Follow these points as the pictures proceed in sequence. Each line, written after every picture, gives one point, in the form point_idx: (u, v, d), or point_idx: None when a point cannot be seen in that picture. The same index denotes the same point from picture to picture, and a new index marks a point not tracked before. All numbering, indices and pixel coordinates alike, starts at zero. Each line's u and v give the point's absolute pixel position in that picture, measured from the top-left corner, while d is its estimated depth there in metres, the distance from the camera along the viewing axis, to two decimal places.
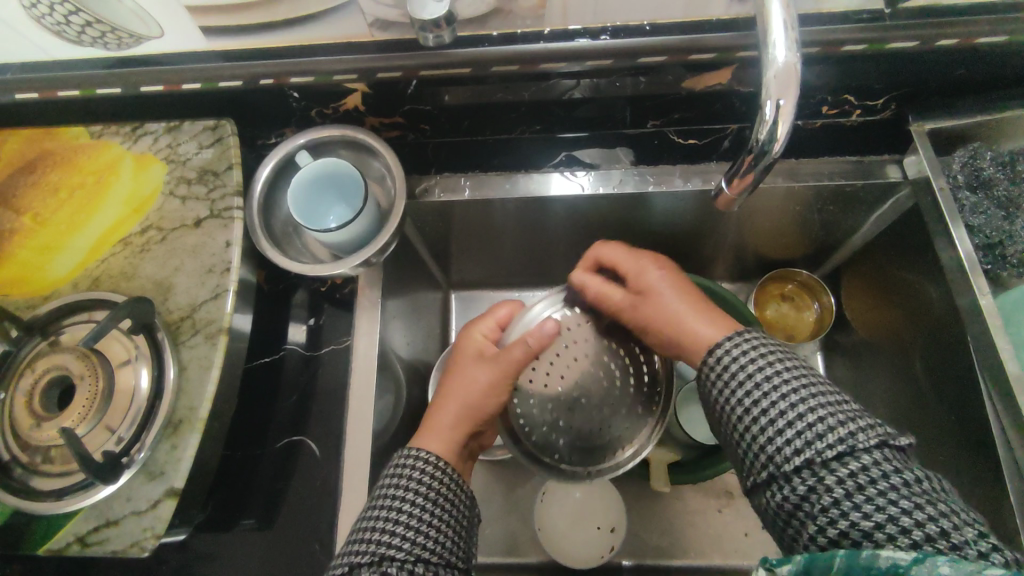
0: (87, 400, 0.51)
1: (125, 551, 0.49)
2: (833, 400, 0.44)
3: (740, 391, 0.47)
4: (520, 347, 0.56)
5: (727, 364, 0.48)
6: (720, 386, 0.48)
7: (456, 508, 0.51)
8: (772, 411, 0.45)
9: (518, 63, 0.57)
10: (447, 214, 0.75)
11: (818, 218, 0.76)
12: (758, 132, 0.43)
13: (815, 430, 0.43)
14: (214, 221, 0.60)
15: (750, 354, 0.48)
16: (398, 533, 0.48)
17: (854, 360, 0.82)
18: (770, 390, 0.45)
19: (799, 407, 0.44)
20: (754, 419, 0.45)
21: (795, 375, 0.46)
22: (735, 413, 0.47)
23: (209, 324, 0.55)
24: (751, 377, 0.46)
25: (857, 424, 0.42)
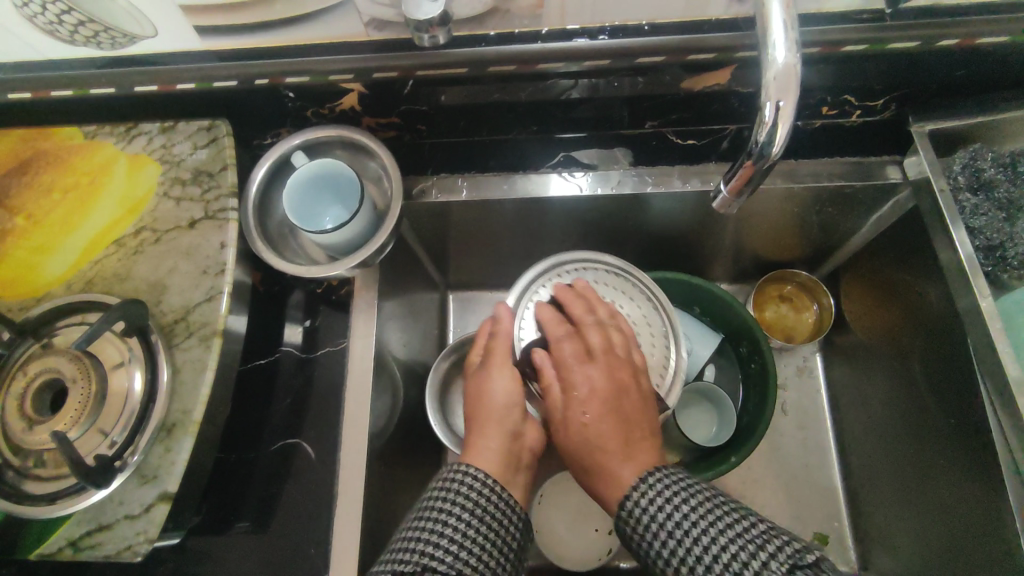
0: (79, 403, 0.51)
1: (118, 556, 0.48)
2: (746, 527, 0.45)
3: (656, 540, 0.46)
4: (500, 342, 0.62)
5: (638, 516, 0.48)
6: (638, 537, 0.47)
7: (505, 529, 0.51)
8: (692, 552, 0.44)
9: (515, 63, 0.56)
10: (444, 215, 0.75)
11: (818, 219, 0.76)
12: (757, 136, 0.42)
13: (735, 562, 0.43)
14: (208, 222, 0.59)
15: (661, 497, 0.48)
16: (442, 547, 0.48)
17: (853, 362, 0.82)
18: (683, 533, 0.45)
19: (713, 544, 0.44)
20: (676, 565, 0.45)
21: (707, 507, 0.46)
22: (659, 561, 0.46)
23: (204, 326, 0.55)
24: (663, 525, 0.46)
25: (769, 549, 0.43)
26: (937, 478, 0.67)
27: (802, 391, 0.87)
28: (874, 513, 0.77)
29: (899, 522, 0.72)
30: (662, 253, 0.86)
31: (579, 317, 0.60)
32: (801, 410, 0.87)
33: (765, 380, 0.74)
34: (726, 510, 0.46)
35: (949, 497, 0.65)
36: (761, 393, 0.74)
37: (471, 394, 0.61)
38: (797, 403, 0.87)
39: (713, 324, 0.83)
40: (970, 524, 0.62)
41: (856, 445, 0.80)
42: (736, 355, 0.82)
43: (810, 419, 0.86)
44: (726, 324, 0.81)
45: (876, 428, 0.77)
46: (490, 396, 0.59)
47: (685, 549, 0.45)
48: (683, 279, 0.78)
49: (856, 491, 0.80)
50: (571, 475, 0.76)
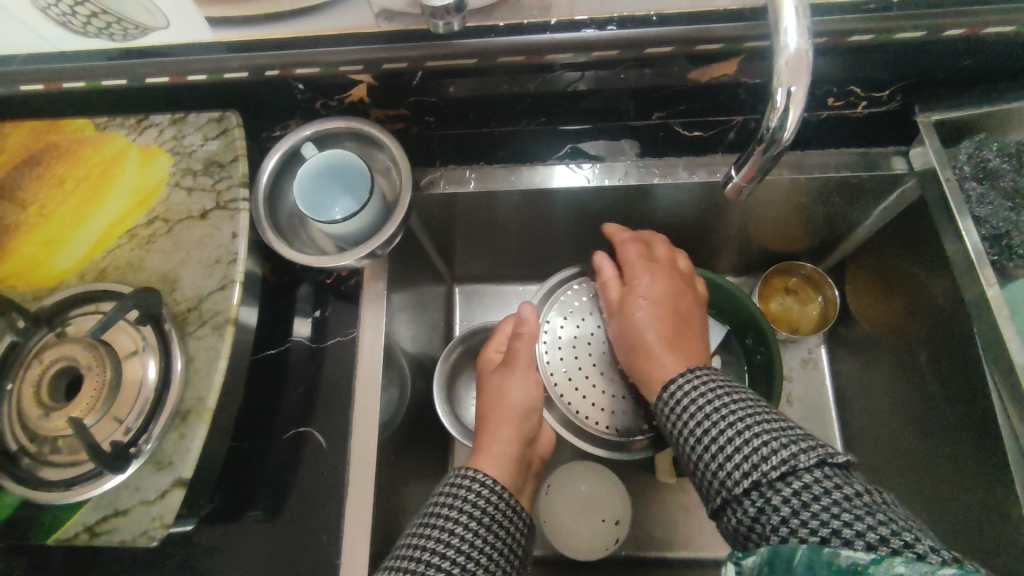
0: (95, 390, 0.51)
1: (133, 541, 0.49)
2: (781, 427, 0.47)
3: (695, 429, 0.50)
4: (523, 351, 0.67)
5: (683, 405, 0.52)
6: (675, 419, 0.52)
7: (511, 537, 0.52)
8: (723, 437, 0.48)
9: (524, 54, 0.57)
10: (452, 207, 0.75)
11: (823, 211, 0.76)
12: (768, 120, 0.43)
13: (760, 452, 0.45)
14: (220, 213, 0.60)
15: (703, 394, 0.52)
16: (449, 555, 0.48)
17: (858, 352, 0.82)
18: (721, 423, 0.49)
19: (740, 440, 0.47)
20: (708, 448, 0.48)
21: (745, 409, 0.49)
22: (692, 448, 0.50)
23: (217, 315, 0.55)
24: (696, 416, 0.51)
25: (800, 444, 0.45)
26: (942, 466, 0.67)
27: (807, 382, 0.88)
28: None
29: (904, 510, 0.73)
30: (668, 245, 0.86)
31: (643, 236, 0.73)
32: (806, 401, 0.87)
33: (771, 372, 0.75)
34: (764, 413, 0.49)
35: (956, 484, 0.65)
36: (766, 384, 0.75)
37: (489, 391, 0.66)
38: (801, 395, 0.87)
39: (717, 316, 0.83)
40: (977, 512, 0.63)
41: (861, 436, 0.81)
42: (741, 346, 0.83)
43: (815, 411, 0.86)
44: (729, 316, 0.81)
45: (881, 419, 0.77)
46: (507, 401, 0.64)
47: (716, 436, 0.48)
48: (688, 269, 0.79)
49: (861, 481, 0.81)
50: (578, 465, 0.77)
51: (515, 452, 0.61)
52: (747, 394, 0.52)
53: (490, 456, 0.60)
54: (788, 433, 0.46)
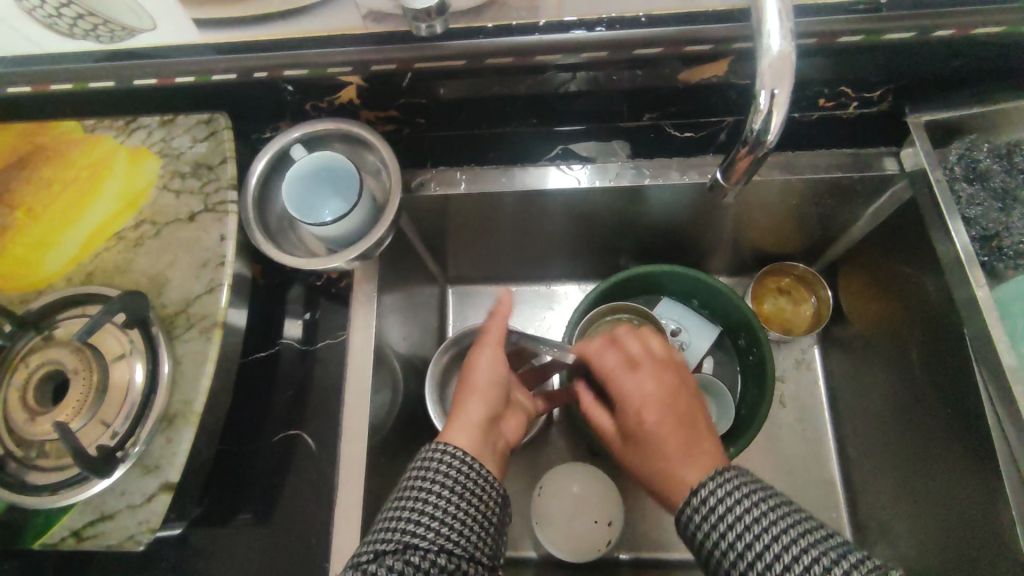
0: (81, 393, 0.51)
1: (120, 545, 0.48)
2: (824, 537, 0.43)
3: (732, 538, 0.45)
4: (495, 325, 0.64)
5: (717, 514, 0.47)
6: (707, 531, 0.47)
7: (484, 505, 0.51)
8: (766, 551, 0.43)
9: (513, 56, 0.57)
10: (443, 208, 0.75)
11: (816, 212, 0.76)
12: (752, 122, 0.42)
13: (811, 568, 0.41)
14: (208, 215, 0.59)
15: (736, 498, 0.47)
16: (423, 524, 0.48)
17: (852, 353, 0.82)
18: (760, 530, 0.44)
19: (785, 550, 0.43)
20: (750, 565, 0.44)
21: (781, 514, 0.45)
22: (729, 561, 0.45)
23: (204, 318, 0.55)
24: (733, 525, 0.46)
25: (851, 559, 0.41)
26: (933, 466, 0.67)
27: (801, 383, 0.88)
28: (871, 502, 0.77)
29: (896, 510, 0.73)
30: (661, 246, 0.86)
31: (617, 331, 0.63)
32: (800, 402, 0.87)
33: (764, 373, 0.75)
34: (802, 521, 0.45)
35: (946, 484, 0.65)
36: (760, 385, 0.75)
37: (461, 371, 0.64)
38: (795, 396, 0.87)
39: (710, 316, 0.83)
40: (967, 510, 0.63)
41: (854, 437, 0.81)
42: (735, 347, 0.82)
43: (808, 411, 0.86)
44: (722, 316, 0.81)
45: (874, 420, 0.77)
46: (478, 373, 0.62)
47: (760, 548, 0.44)
48: (680, 270, 0.78)
49: (853, 482, 0.80)
50: (571, 467, 0.77)
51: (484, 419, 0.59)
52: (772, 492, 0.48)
53: (460, 423, 0.58)
54: (834, 545, 0.42)
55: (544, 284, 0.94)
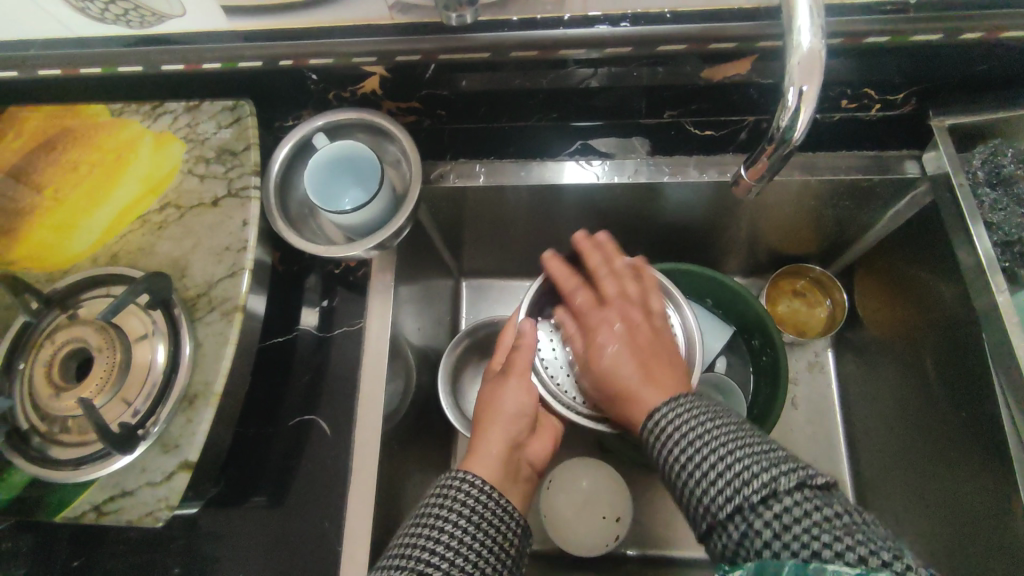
0: (104, 371, 0.52)
1: (139, 522, 0.49)
2: (759, 448, 0.46)
3: (676, 449, 0.48)
4: (521, 355, 0.64)
5: (664, 431, 0.49)
6: (659, 449, 0.49)
7: (502, 536, 0.51)
8: (706, 463, 0.46)
9: (538, 50, 0.57)
10: (460, 201, 0.75)
11: (833, 214, 0.76)
12: (778, 120, 0.42)
13: (743, 475, 0.44)
14: (231, 200, 0.60)
15: (687, 420, 0.49)
16: (437, 553, 0.48)
17: (866, 357, 0.82)
18: (699, 445, 0.47)
19: (719, 461, 0.45)
20: (691, 474, 0.46)
21: (724, 431, 0.47)
22: (675, 472, 0.47)
23: (226, 301, 0.56)
24: (677, 441, 0.48)
25: (780, 467, 0.44)
26: (946, 471, 0.67)
27: (813, 386, 0.87)
28: (882, 507, 0.77)
29: (907, 515, 0.73)
30: (676, 244, 0.86)
31: (598, 262, 0.66)
32: (812, 404, 0.87)
33: (777, 373, 0.74)
34: (743, 436, 0.47)
35: (959, 491, 0.65)
36: (773, 385, 0.74)
37: (485, 401, 0.64)
38: (807, 398, 0.87)
39: (724, 316, 0.83)
40: (980, 516, 0.62)
41: (865, 441, 0.81)
42: (749, 347, 0.82)
43: (820, 414, 0.86)
44: (737, 316, 0.81)
45: (886, 424, 0.77)
46: (504, 402, 0.62)
47: (696, 458, 0.46)
48: (696, 269, 0.78)
49: (864, 486, 0.80)
50: (580, 462, 0.77)
51: (506, 451, 0.59)
52: (716, 412, 0.50)
53: (482, 455, 0.58)
54: (766, 455, 0.45)
55: None
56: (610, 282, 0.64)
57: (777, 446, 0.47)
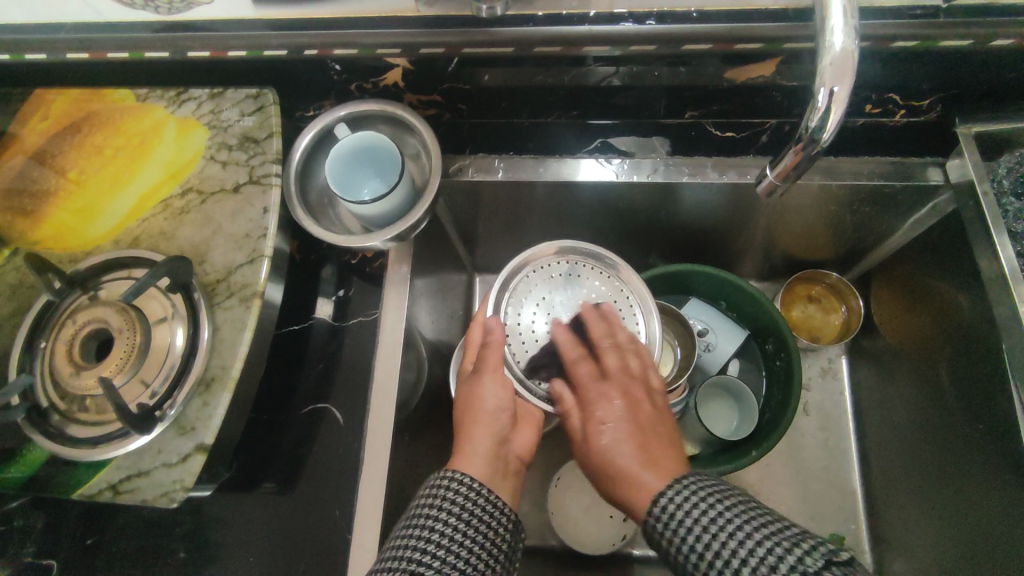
0: (124, 352, 0.53)
1: (154, 502, 0.50)
2: (777, 526, 0.44)
3: (692, 541, 0.45)
4: (492, 350, 0.60)
5: (676, 522, 0.46)
6: (671, 541, 0.46)
7: (493, 532, 0.50)
8: (726, 547, 0.44)
9: (561, 45, 0.57)
10: (478, 196, 0.76)
11: (852, 219, 0.75)
12: (808, 123, 0.42)
13: (768, 558, 0.42)
14: (252, 187, 0.60)
15: (695, 501, 0.47)
16: (429, 551, 0.47)
17: (880, 365, 0.81)
18: (716, 530, 0.44)
19: (742, 546, 0.43)
20: (713, 565, 0.44)
21: (737, 509, 0.45)
22: (693, 563, 0.45)
23: (245, 287, 0.56)
24: (692, 528, 0.45)
25: (804, 545, 0.42)
26: (961, 483, 0.66)
27: (826, 392, 0.87)
28: (892, 516, 0.76)
29: (918, 526, 0.72)
30: (692, 246, 0.86)
31: (602, 337, 0.60)
32: (824, 411, 0.86)
33: (790, 378, 0.74)
34: (758, 514, 0.45)
35: (974, 503, 0.64)
36: (786, 390, 0.74)
37: (463, 397, 0.60)
38: (819, 405, 0.86)
39: (738, 319, 0.83)
40: (995, 530, 0.62)
41: (877, 449, 0.80)
42: (762, 351, 0.82)
43: (832, 421, 0.85)
44: (751, 319, 0.81)
45: (899, 433, 0.76)
46: (482, 400, 0.58)
47: (720, 549, 0.44)
48: (711, 272, 0.78)
49: (874, 495, 0.80)
50: None
51: (492, 451, 0.56)
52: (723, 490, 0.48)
53: (467, 458, 0.56)
54: (788, 534, 0.43)
55: None
56: (611, 357, 0.59)
57: (791, 521, 0.45)
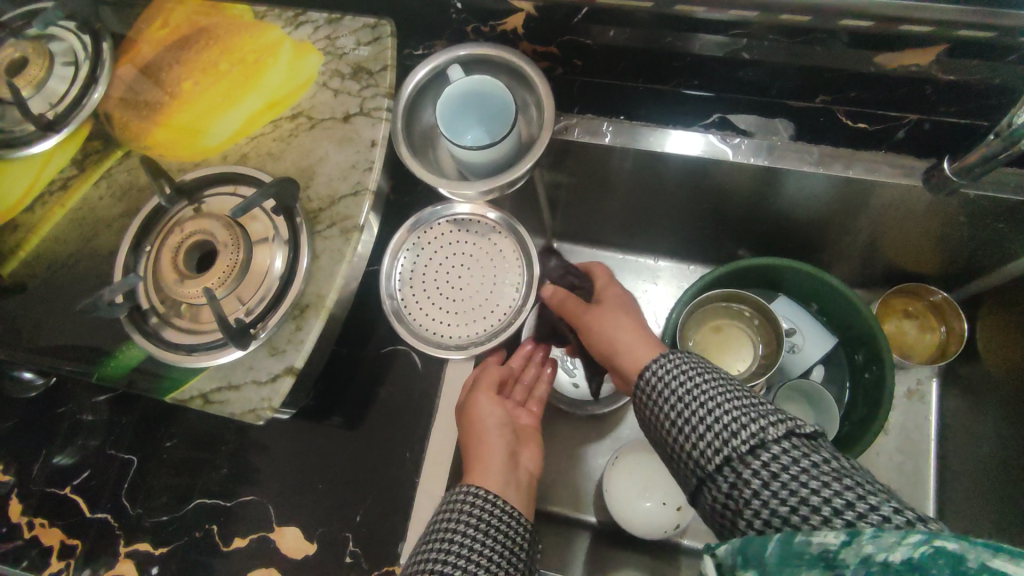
0: (227, 266, 0.53)
1: (242, 416, 0.50)
2: (752, 403, 0.46)
3: (669, 409, 0.49)
4: (486, 373, 0.60)
5: (658, 392, 0.51)
6: (654, 408, 0.51)
7: (511, 542, 0.48)
8: (697, 416, 0.47)
9: (707, 7, 0.52)
10: (577, 158, 0.72)
11: (975, 236, 0.69)
12: (1012, 120, 0.49)
13: (730, 427, 0.45)
14: (362, 118, 0.59)
15: (678, 375, 0.50)
16: (450, 562, 0.45)
17: (977, 395, 0.75)
18: (689, 399, 0.48)
19: (707, 412, 0.47)
20: (684, 429, 0.48)
21: (718, 386, 0.48)
22: (670, 429, 0.49)
23: (346, 220, 0.55)
24: (671, 396, 0.50)
25: (768, 419, 0.44)
26: None
27: (908, 413, 0.82)
28: None
29: None
30: (787, 241, 0.81)
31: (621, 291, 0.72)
32: (904, 434, 0.81)
33: (880, 392, 0.70)
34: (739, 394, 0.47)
35: None
36: (873, 405, 0.70)
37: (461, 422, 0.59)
38: (900, 425, 0.82)
39: (827, 323, 0.79)
40: None
41: (958, 481, 0.76)
42: (850, 362, 0.78)
43: (914, 446, 0.81)
44: (844, 327, 0.76)
45: (985, 469, 0.72)
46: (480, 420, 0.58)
47: (689, 415, 0.47)
48: (809, 269, 0.73)
49: (951, 529, 0.75)
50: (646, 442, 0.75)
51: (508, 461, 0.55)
52: (704, 368, 0.51)
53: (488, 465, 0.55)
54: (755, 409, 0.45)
55: (651, 257, 0.92)
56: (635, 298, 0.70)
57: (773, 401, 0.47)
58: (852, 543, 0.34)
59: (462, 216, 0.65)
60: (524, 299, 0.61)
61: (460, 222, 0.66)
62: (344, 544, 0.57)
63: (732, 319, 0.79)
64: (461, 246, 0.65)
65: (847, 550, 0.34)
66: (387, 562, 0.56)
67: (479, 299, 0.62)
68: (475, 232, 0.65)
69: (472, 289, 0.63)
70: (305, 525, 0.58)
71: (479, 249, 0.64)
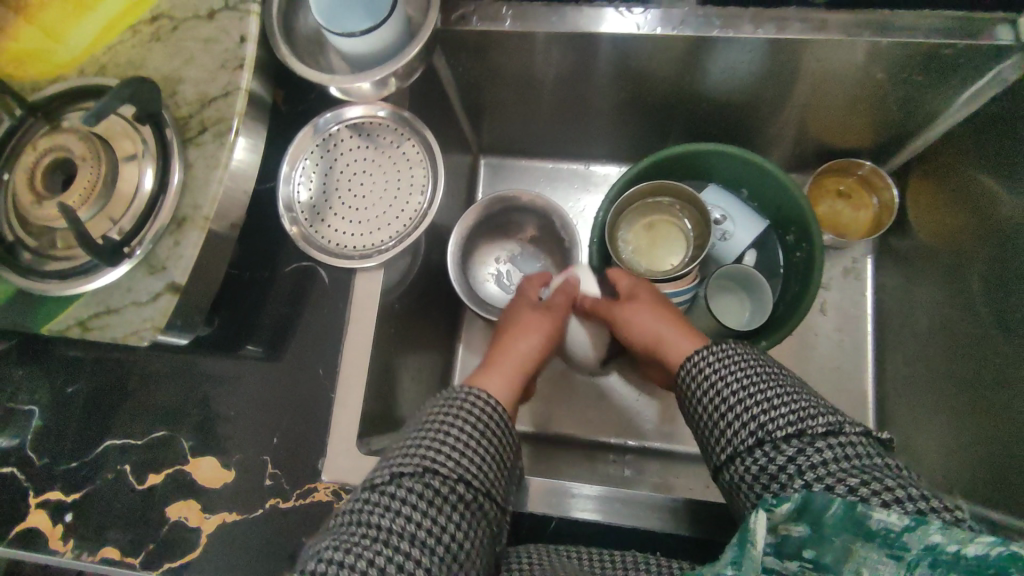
0: (89, 181, 0.49)
1: (124, 340, 0.47)
2: (813, 405, 0.47)
3: (725, 390, 0.50)
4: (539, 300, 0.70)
5: (724, 362, 0.51)
6: (704, 384, 0.51)
7: (503, 447, 0.50)
8: (756, 405, 0.47)
9: None
10: (485, 51, 0.67)
11: (901, 95, 0.67)
12: None
13: (792, 416, 0.46)
14: (228, 14, 0.53)
15: (732, 365, 0.51)
16: (448, 455, 0.46)
17: (909, 263, 0.75)
18: (750, 390, 0.49)
19: (780, 396, 0.47)
20: (741, 409, 0.48)
21: (778, 388, 0.48)
22: (714, 407, 0.50)
23: (218, 124, 0.51)
24: (728, 379, 0.50)
25: (829, 417, 0.46)
26: (965, 384, 0.64)
27: (846, 292, 0.82)
28: (901, 415, 0.73)
29: (921, 429, 0.69)
30: (714, 126, 0.78)
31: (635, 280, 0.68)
32: (843, 312, 0.81)
33: (810, 269, 0.69)
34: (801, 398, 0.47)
35: (975, 398, 0.62)
36: (804, 282, 0.69)
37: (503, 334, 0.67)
38: (837, 304, 0.82)
39: (758, 208, 0.77)
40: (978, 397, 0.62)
41: (894, 350, 0.76)
42: (781, 244, 0.76)
43: (851, 322, 0.81)
44: (775, 209, 0.75)
45: (917, 335, 0.72)
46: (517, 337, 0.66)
47: (752, 396, 0.48)
48: (735, 150, 0.71)
49: (887, 396, 0.76)
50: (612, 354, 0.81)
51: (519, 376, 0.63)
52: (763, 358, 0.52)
53: (501, 369, 0.62)
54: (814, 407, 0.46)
55: (583, 163, 0.89)
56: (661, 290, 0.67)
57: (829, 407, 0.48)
58: (918, 528, 0.36)
59: (356, 120, 0.60)
60: (430, 200, 0.58)
61: (361, 125, 0.61)
62: (263, 468, 0.56)
63: (662, 213, 0.76)
64: (363, 151, 0.61)
65: (911, 536, 0.36)
66: (310, 478, 0.55)
67: (385, 207, 0.59)
68: (377, 135, 0.61)
69: (378, 198, 0.60)
70: (221, 453, 0.56)
71: (382, 155, 0.61)
